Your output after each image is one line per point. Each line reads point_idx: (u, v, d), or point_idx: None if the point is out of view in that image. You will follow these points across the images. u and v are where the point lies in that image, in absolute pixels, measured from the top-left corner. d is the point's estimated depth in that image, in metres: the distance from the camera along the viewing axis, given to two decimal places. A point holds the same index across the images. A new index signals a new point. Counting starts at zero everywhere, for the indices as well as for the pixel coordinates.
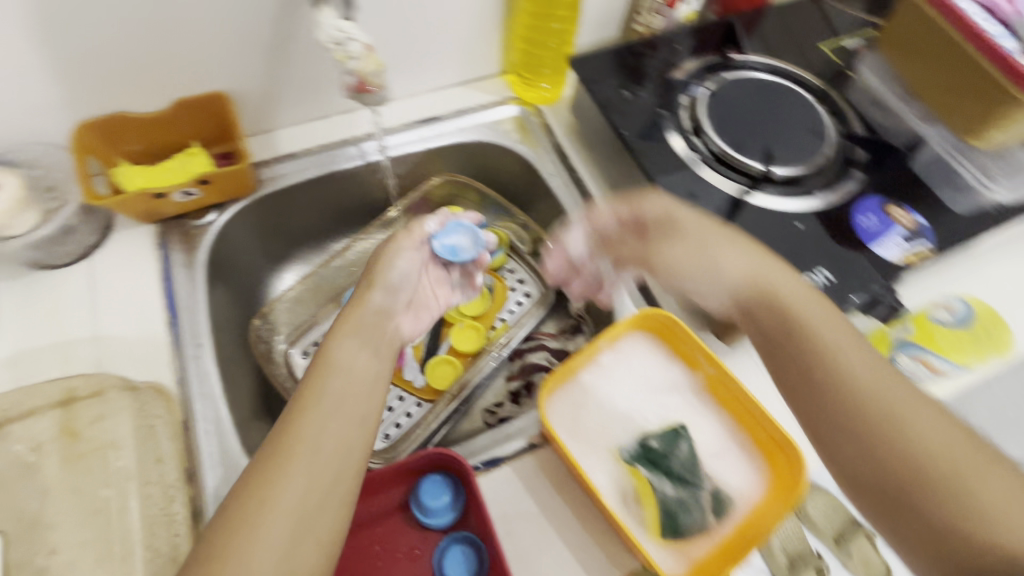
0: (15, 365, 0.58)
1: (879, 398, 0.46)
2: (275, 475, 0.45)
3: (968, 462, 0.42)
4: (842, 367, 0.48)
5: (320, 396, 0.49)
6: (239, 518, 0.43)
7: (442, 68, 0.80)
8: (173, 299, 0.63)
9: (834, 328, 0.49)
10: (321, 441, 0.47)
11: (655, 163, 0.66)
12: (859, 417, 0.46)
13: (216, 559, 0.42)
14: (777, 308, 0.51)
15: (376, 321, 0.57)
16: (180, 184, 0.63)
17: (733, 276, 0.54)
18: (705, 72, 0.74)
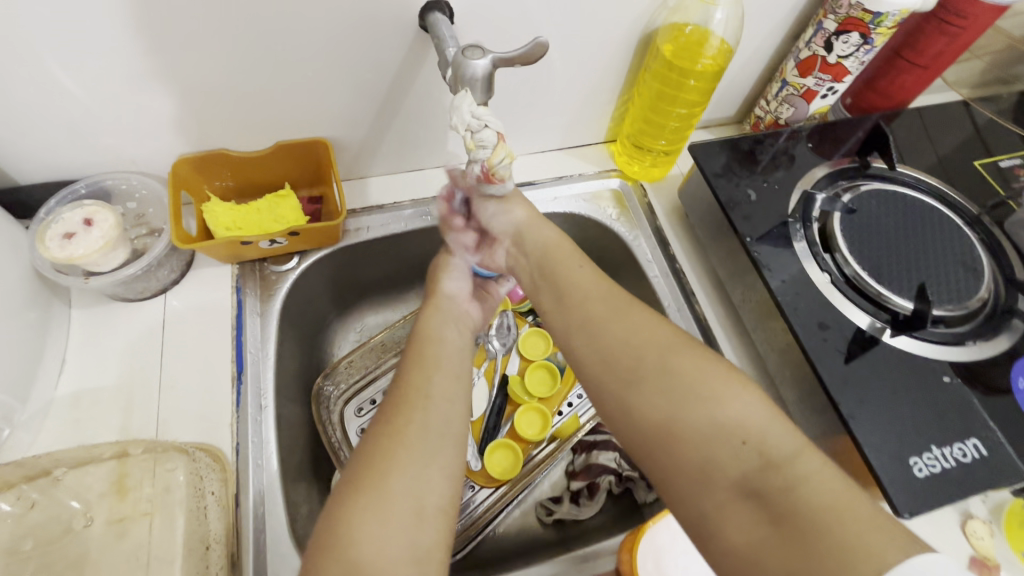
0: (77, 404, 0.55)
1: (649, 374, 0.47)
2: (377, 457, 0.44)
3: (719, 414, 0.43)
4: (637, 362, 0.48)
5: (412, 391, 0.49)
6: (350, 501, 0.41)
7: (547, 132, 0.76)
8: (242, 352, 0.60)
9: (670, 351, 0.48)
10: (422, 425, 0.46)
11: (782, 280, 0.59)
12: (631, 392, 0.48)
13: (334, 549, 0.39)
14: (619, 323, 0.51)
15: (453, 322, 0.58)
16: (268, 235, 0.61)
17: (629, 343, 0.50)
18: (840, 179, 0.67)
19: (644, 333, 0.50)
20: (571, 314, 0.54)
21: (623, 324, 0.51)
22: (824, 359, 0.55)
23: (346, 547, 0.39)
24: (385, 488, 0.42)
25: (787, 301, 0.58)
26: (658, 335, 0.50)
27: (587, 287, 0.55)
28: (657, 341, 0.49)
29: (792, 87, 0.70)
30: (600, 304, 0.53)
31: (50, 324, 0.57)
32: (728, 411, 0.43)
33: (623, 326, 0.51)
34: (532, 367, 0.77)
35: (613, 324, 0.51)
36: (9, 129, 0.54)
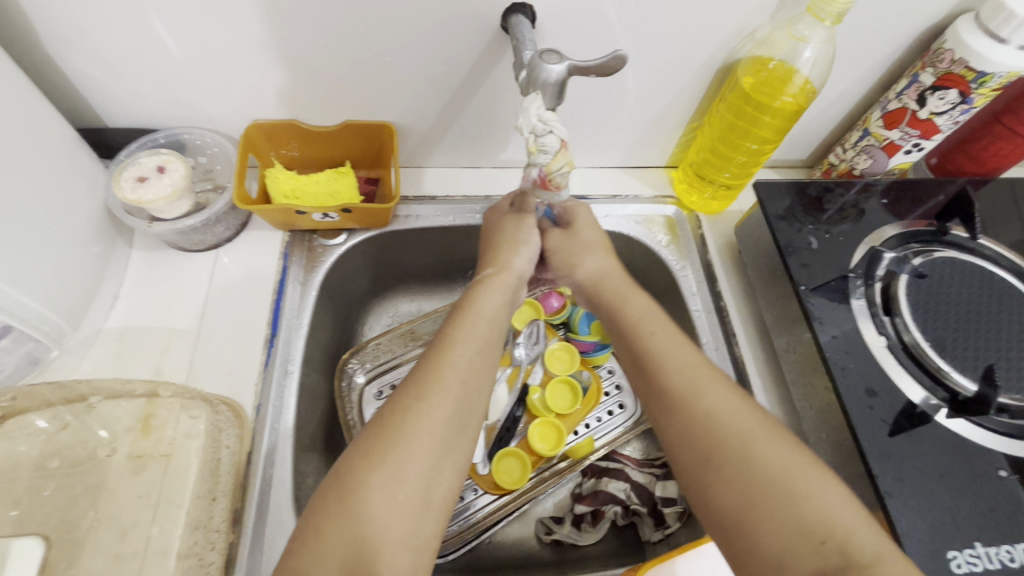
0: (121, 338, 0.58)
1: (736, 445, 0.42)
2: (398, 431, 0.41)
3: (812, 504, 0.38)
4: (725, 434, 0.42)
5: (442, 362, 0.46)
6: (364, 470, 0.40)
7: (608, 149, 0.75)
8: (279, 317, 0.62)
9: (758, 430, 0.42)
10: (451, 407, 0.44)
11: (832, 336, 0.56)
12: (708, 467, 0.42)
13: (342, 516, 0.39)
14: (705, 388, 0.45)
15: (503, 299, 0.53)
16: (322, 208, 0.62)
17: (720, 412, 0.44)
18: (913, 241, 0.63)
19: (732, 402, 0.44)
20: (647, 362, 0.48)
21: (710, 388, 0.45)
22: (867, 427, 0.52)
23: (349, 521, 0.38)
24: (395, 467, 0.40)
25: (835, 359, 0.55)
26: (751, 406, 0.44)
27: (670, 341, 0.49)
28: (740, 419, 0.43)
29: (874, 138, 0.67)
30: (690, 362, 0.47)
31: (111, 259, 0.60)
32: (816, 500, 0.39)
33: (712, 393, 0.45)
34: (555, 381, 0.76)
35: (698, 391, 0.45)
36: (106, 73, 0.57)
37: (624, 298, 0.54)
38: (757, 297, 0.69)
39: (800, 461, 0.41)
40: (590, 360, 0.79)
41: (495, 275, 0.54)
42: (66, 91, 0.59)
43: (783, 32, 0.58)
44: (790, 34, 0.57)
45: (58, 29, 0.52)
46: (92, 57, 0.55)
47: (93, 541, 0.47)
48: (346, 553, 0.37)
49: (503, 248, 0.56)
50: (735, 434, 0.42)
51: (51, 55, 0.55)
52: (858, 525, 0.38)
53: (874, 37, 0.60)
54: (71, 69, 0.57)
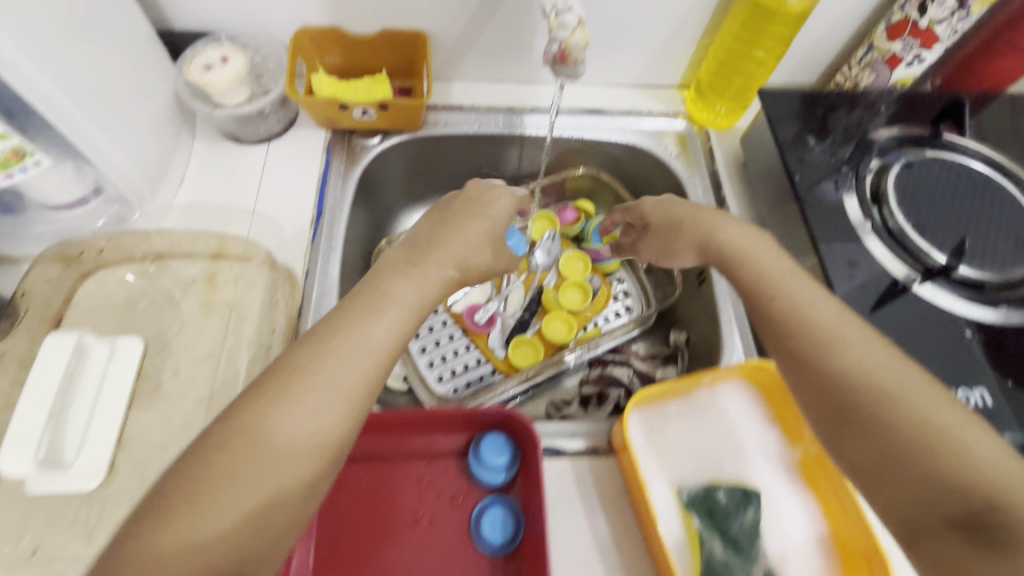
0: (189, 212, 0.66)
1: (878, 399, 0.43)
2: (288, 376, 0.42)
3: (956, 453, 0.40)
4: (864, 389, 0.44)
5: (352, 322, 0.45)
6: (250, 441, 0.40)
7: (624, 66, 0.80)
8: (323, 202, 0.69)
9: (907, 385, 0.43)
10: (331, 376, 0.42)
11: (822, 219, 0.61)
12: (847, 419, 0.44)
13: (210, 462, 0.39)
14: (845, 342, 0.46)
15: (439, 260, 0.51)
16: (362, 103, 0.69)
17: (858, 368, 0.44)
18: (907, 143, 0.67)
19: (872, 357, 0.45)
20: (784, 323, 0.48)
21: (851, 343, 0.45)
22: (847, 292, 0.57)
23: (227, 488, 0.38)
24: (271, 413, 0.40)
25: (823, 238, 0.60)
26: (894, 359, 0.45)
27: (811, 295, 0.49)
28: (886, 372, 0.44)
29: (878, 52, 0.71)
30: (824, 316, 0.47)
31: (179, 145, 0.68)
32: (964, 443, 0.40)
33: (851, 349, 0.45)
34: (568, 284, 0.83)
35: (841, 345, 0.46)
36: None
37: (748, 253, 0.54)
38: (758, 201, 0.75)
39: (950, 412, 0.42)
40: (600, 268, 0.85)
41: (442, 271, 0.51)
42: None
43: None
44: None
45: None
46: None
47: (176, 363, 0.56)
48: (240, 518, 0.38)
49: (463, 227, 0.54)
50: (882, 391, 0.43)
51: None
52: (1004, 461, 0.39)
53: None
54: None
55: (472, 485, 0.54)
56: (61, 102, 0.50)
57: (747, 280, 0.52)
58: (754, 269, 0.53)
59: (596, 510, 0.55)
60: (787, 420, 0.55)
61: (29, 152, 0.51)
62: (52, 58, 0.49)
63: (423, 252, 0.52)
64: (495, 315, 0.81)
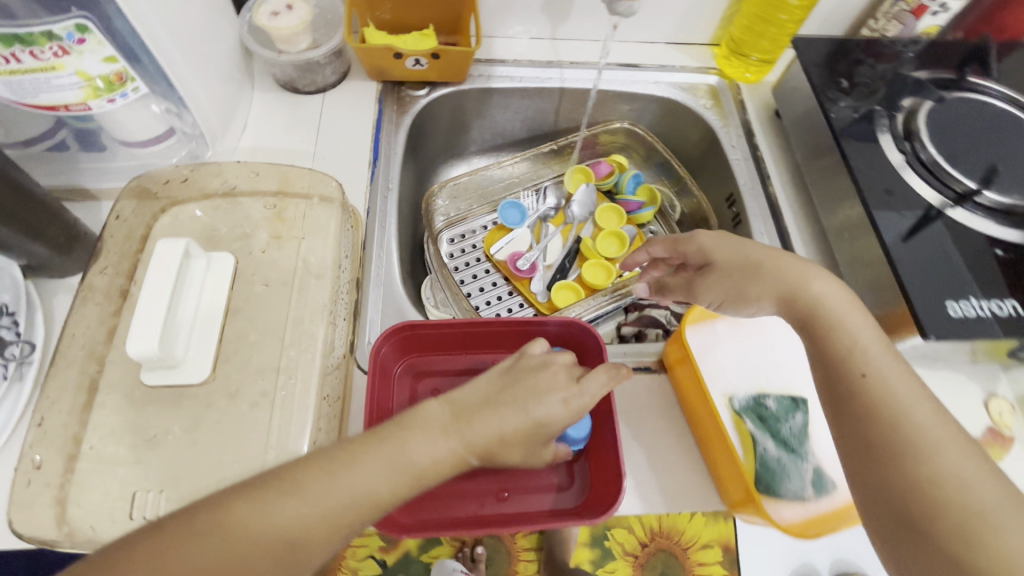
0: (253, 155, 0.70)
1: (961, 518, 0.37)
2: (298, 479, 0.39)
3: None
4: (948, 504, 0.38)
5: (397, 441, 0.41)
6: (298, 488, 0.39)
7: (658, 23, 0.84)
8: (379, 147, 0.73)
9: (1003, 508, 0.37)
10: (372, 473, 0.40)
11: (857, 152, 0.65)
12: (916, 529, 0.38)
13: (205, 535, 0.36)
14: (937, 449, 0.40)
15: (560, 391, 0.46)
16: (415, 51, 0.72)
17: (948, 481, 0.38)
18: (936, 85, 0.71)
19: (970, 469, 0.39)
20: (862, 411, 0.42)
21: (945, 451, 0.39)
22: (884, 216, 0.61)
23: (265, 517, 0.37)
24: (286, 491, 0.38)
25: (859, 170, 0.64)
26: (994, 477, 0.39)
27: (900, 378, 0.43)
28: (979, 492, 0.38)
29: (904, 2, 0.74)
30: (921, 414, 0.41)
31: (240, 94, 0.71)
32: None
33: (946, 450, 0.39)
34: (604, 233, 0.86)
35: (930, 452, 0.39)
36: None
37: (834, 308, 0.47)
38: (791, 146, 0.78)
39: None
40: (635, 218, 0.88)
41: (567, 393, 0.45)
42: None
43: None
44: None
45: None
46: None
47: (253, 288, 0.59)
48: None
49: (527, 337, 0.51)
50: (966, 517, 0.37)
51: None
52: None
53: None
54: None
55: None
56: (166, 44, 0.53)
57: (834, 350, 0.45)
58: (845, 338, 0.45)
59: (652, 421, 0.58)
60: None
61: (130, 78, 0.53)
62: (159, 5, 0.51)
63: (521, 377, 0.46)
64: (536, 263, 0.84)
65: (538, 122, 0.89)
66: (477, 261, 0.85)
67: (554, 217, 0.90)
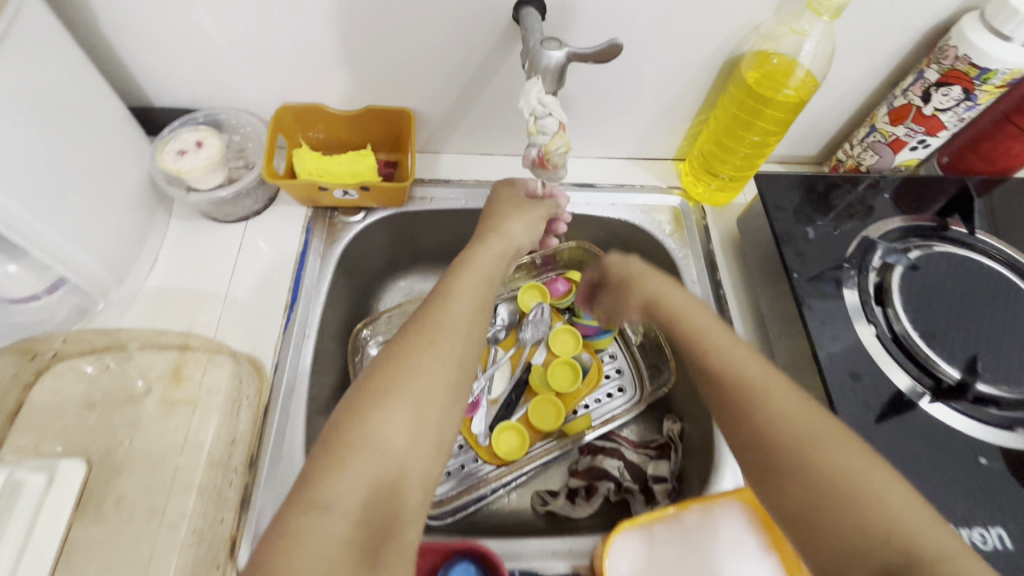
0: (158, 297, 0.64)
1: (792, 450, 0.40)
2: (363, 415, 0.41)
3: (876, 506, 0.35)
4: (786, 442, 0.40)
5: (422, 338, 0.45)
6: (384, 403, 0.41)
7: (616, 140, 0.78)
8: (299, 285, 0.67)
9: (830, 432, 0.40)
10: (423, 371, 0.43)
11: (822, 322, 0.57)
12: (772, 469, 0.40)
13: (358, 445, 0.39)
14: (759, 382, 0.44)
15: (499, 258, 0.55)
16: (342, 184, 0.67)
17: (782, 418, 0.41)
18: (912, 235, 0.64)
19: (794, 406, 0.42)
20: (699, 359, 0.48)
21: (767, 388, 0.43)
22: (848, 409, 0.53)
23: (375, 428, 0.40)
24: (360, 429, 0.40)
25: (823, 345, 0.56)
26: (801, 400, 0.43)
27: (732, 347, 0.47)
28: (801, 420, 0.41)
29: (880, 134, 0.68)
30: (745, 361, 0.46)
31: (153, 224, 0.66)
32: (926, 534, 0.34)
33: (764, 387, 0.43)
34: (557, 362, 0.78)
35: (762, 391, 0.43)
36: (153, 55, 0.63)
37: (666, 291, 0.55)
38: (756, 285, 0.71)
39: (869, 467, 0.38)
40: (592, 343, 0.81)
41: (496, 247, 0.56)
42: (118, 70, 0.65)
43: (785, 28, 0.60)
44: (790, 29, 0.60)
45: (111, 15, 0.58)
46: (142, 40, 0.61)
47: (130, 471, 0.53)
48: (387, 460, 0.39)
49: (505, 222, 0.59)
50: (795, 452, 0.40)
51: (106, 36, 0.60)
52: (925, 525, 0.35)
53: (879, 35, 0.62)
54: (123, 51, 0.62)
55: None
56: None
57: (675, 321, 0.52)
58: (676, 306, 0.53)
59: None
60: (788, 554, 0.51)
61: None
62: None
63: (454, 272, 0.52)
64: (480, 397, 0.76)
65: None
66: None
67: (505, 340, 0.82)
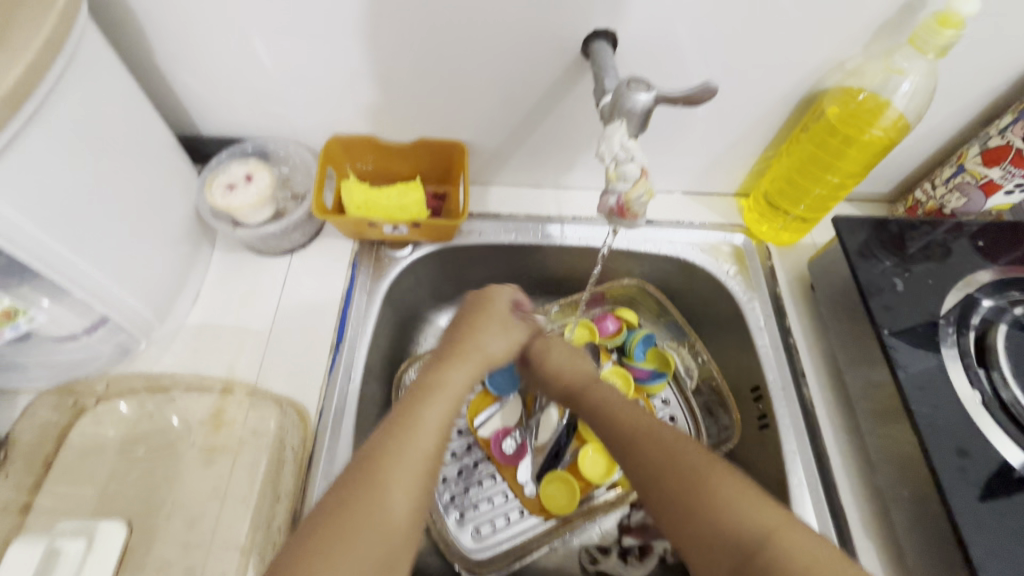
0: (199, 335, 0.61)
1: (638, 442, 0.47)
2: (352, 509, 0.41)
3: (719, 505, 0.41)
4: (644, 445, 0.47)
5: (409, 424, 0.46)
6: (377, 492, 0.42)
7: (675, 175, 0.74)
8: (344, 324, 0.63)
9: (669, 432, 0.47)
10: (407, 460, 0.44)
11: (919, 386, 0.52)
12: (669, 503, 0.43)
13: (336, 539, 0.40)
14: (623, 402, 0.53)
15: (500, 336, 0.58)
16: (393, 220, 0.64)
17: (639, 422, 0.49)
18: (1014, 288, 0.58)
19: (648, 416, 0.50)
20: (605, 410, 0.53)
21: (628, 408, 0.52)
22: (957, 489, 0.48)
23: (371, 527, 0.41)
24: (347, 531, 0.40)
25: (922, 412, 0.51)
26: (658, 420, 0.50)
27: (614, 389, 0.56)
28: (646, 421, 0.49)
29: (971, 175, 0.62)
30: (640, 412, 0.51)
31: (197, 257, 0.64)
32: (834, 575, 0.36)
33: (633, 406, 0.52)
34: None
35: (642, 427, 0.48)
36: (205, 85, 0.61)
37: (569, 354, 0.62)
38: (830, 334, 0.65)
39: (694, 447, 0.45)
40: (646, 388, 0.74)
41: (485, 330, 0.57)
42: (168, 99, 0.63)
43: (879, 65, 0.56)
44: (886, 66, 0.56)
45: (168, 45, 0.56)
46: (195, 70, 0.59)
47: (168, 528, 0.50)
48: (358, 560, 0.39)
49: (487, 338, 0.57)
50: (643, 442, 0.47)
51: (159, 66, 0.58)
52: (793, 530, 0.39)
53: (977, 69, 0.57)
54: (175, 81, 0.61)
55: None
56: (37, 237, 0.43)
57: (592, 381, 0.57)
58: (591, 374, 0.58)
59: None
60: None
61: (20, 310, 0.48)
62: (35, 199, 0.43)
63: (444, 356, 0.54)
64: (523, 443, 0.72)
65: (537, 276, 0.79)
66: (458, 434, 0.74)
67: None
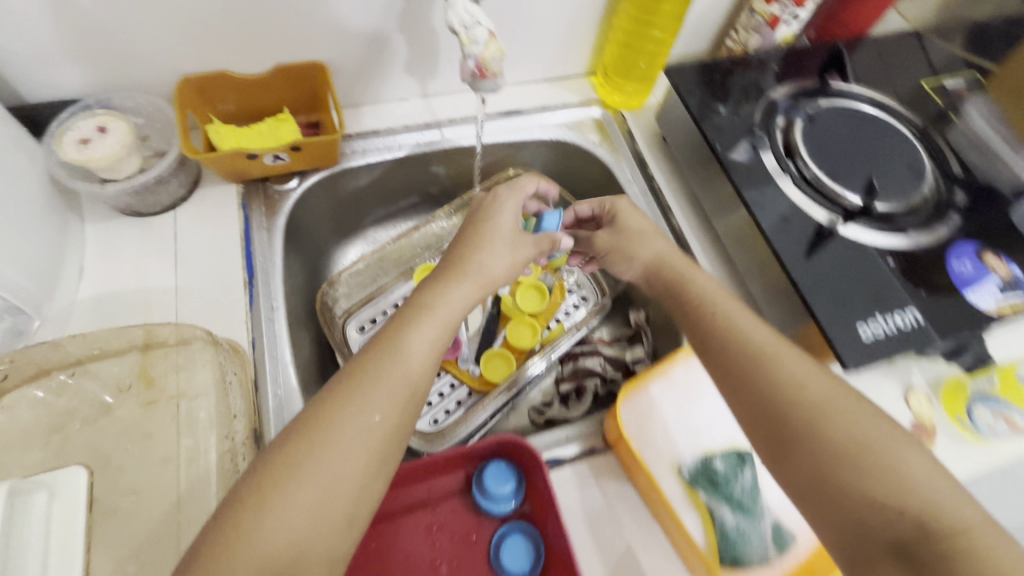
0: (98, 305, 0.59)
1: (802, 415, 0.44)
2: (329, 425, 0.41)
3: (888, 470, 0.40)
4: (796, 404, 0.44)
5: (399, 351, 0.45)
6: (351, 409, 0.42)
7: (531, 65, 0.80)
8: (252, 261, 0.64)
9: (834, 402, 0.44)
10: (388, 391, 0.43)
11: (748, 181, 0.65)
12: (821, 474, 0.42)
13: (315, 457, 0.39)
14: (776, 357, 0.47)
15: (506, 249, 0.55)
16: (272, 148, 0.64)
17: (790, 383, 0.46)
18: (801, 97, 0.73)
19: (804, 372, 0.46)
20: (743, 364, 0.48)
21: (783, 360, 0.47)
22: (784, 245, 0.62)
23: (343, 449, 0.40)
24: (328, 441, 0.40)
25: (753, 199, 0.64)
26: (823, 373, 0.46)
27: (753, 324, 0.50)
28: (823, 391, 0.45)
29: (760, 15, 0.75)
30: (795, 365, 0.47)
31: (67, 230, 0.60)
32: (989, 537, 0.36)
33: (788, 361, 0.47)
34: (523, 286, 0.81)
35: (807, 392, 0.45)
36: (15, 39, 0.56)
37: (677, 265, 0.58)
38: (684, 172, 0.78)
39: (874, 423, 0.43)
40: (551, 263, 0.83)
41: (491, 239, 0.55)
42: None
43: None
44: None
45: None
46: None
47: None
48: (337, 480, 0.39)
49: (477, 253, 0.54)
50: (797, 418, 0.44)
51: None
52: (941, 491, 0.39)
53: None
54: None
55: (483, 518, 0.55)
56: None
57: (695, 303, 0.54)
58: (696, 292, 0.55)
59: (612, 510, 0.55)
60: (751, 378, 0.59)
61: None
62: None
63: (444, 268, 0.53)
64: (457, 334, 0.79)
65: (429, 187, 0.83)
66: None
67: None
